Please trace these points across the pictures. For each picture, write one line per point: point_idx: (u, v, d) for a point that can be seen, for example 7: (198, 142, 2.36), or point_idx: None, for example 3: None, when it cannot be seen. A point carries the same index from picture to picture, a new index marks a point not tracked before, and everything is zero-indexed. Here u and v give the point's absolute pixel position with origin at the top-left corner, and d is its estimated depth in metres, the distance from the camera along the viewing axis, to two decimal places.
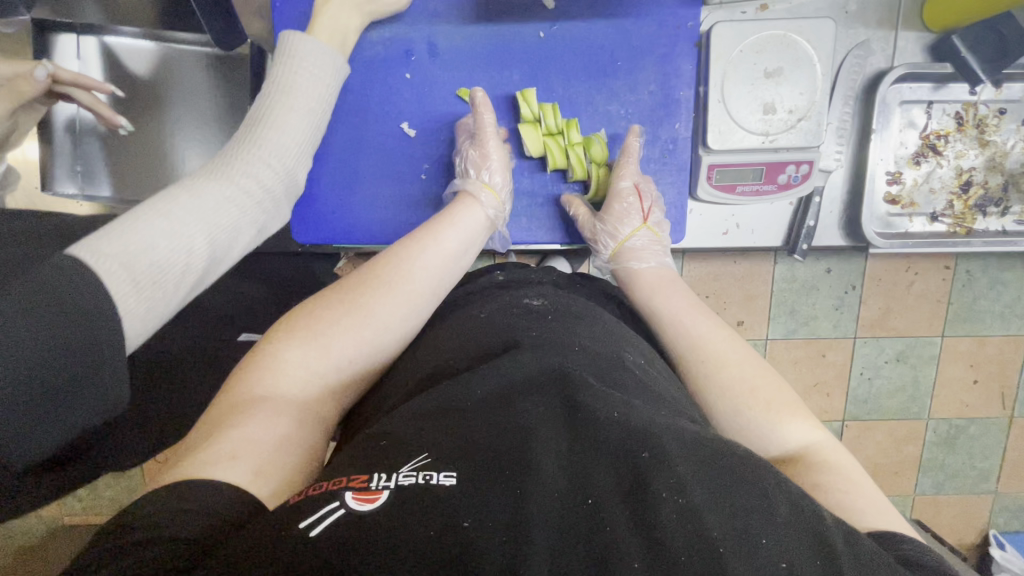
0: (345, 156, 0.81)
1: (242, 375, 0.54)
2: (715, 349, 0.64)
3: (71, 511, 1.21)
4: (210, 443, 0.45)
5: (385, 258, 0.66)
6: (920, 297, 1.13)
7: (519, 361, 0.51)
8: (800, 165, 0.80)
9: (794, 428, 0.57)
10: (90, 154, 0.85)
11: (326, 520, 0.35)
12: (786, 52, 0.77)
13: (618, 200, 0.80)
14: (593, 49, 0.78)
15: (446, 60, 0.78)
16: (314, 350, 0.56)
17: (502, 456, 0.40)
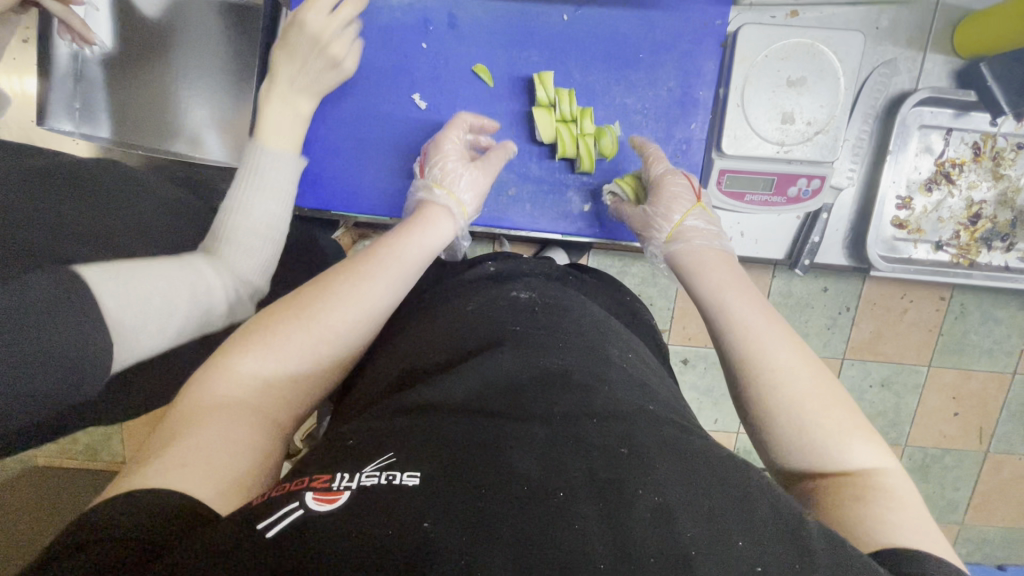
0: (352, 122, 0.79)
1: (194, 380, 0.48)
2: (784, 356, 0.50)
3: (46, 453, 1.21)
4: (168, 447, 0.42)
5: (362, 260, 0.61)
6: (911, 325, 1.13)
7: (500, 362, 0.51)
8: (812, 179, 0.79)
9: (865, 449, 0.46)
10: (91, 92, 0.82)
11: (284, 521, 0.34)
12: (811, 61, 0.75)
13: (665, 184, 0.73)
14: (616, 38, 0.77)
15: (465, 32, 0.76)
16: (267, 360, 0.51)
17: (472, 451, 0.39)
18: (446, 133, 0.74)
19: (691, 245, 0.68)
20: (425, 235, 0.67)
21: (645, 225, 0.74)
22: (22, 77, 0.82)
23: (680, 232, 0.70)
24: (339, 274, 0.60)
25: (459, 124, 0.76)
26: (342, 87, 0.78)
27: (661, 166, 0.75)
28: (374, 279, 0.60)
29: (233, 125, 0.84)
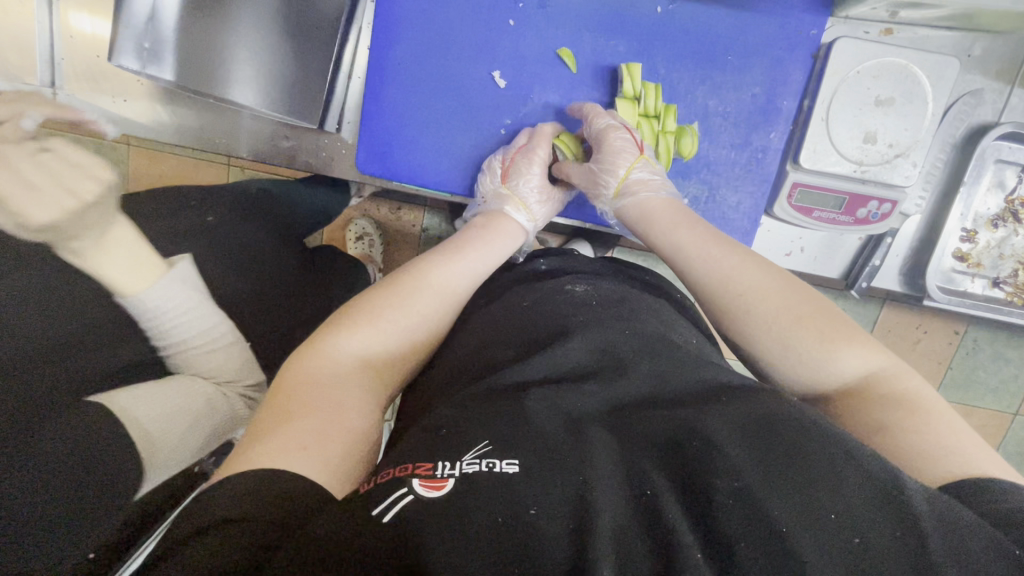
0: (426, 93, 0.77)
1: (296, 363, 0.53)
2: (747, 282, 0.58)
3: None
4: (278, 427, 0.45)
5: (439, 263, 0.67)
6: (921, 356, 1.12)
7: (571, 353, 0.52)
8: (883, 203, 0.78)
9: (855, 356, 0.51)
10: (159, 31, 0.76)
11: (395, 507, 0.36)
12: (903, 83, 0.74)
13: (608, 138, 0.73)
14: (707, 36, 0.75)
15: (554, 14, 0.74)
16: (366, 335, 0.57)
17: (557, 441, 0.40)
18: (528, 140, 0.77)
19: (646, 198, 0.71)
20: (498, 243, 0.73)
21: (592, 180, 0.76)
22: (92, 16, 0.81)
23: (628, 186, 0.73)
24: (422, 269, 0.65)
25: (544, 137, 0.76)
26: (420, 56, 0.75)
27: (602, 120, 0.74)
28: (453, 277, 0.67)
29: (306, 79, 0.80)
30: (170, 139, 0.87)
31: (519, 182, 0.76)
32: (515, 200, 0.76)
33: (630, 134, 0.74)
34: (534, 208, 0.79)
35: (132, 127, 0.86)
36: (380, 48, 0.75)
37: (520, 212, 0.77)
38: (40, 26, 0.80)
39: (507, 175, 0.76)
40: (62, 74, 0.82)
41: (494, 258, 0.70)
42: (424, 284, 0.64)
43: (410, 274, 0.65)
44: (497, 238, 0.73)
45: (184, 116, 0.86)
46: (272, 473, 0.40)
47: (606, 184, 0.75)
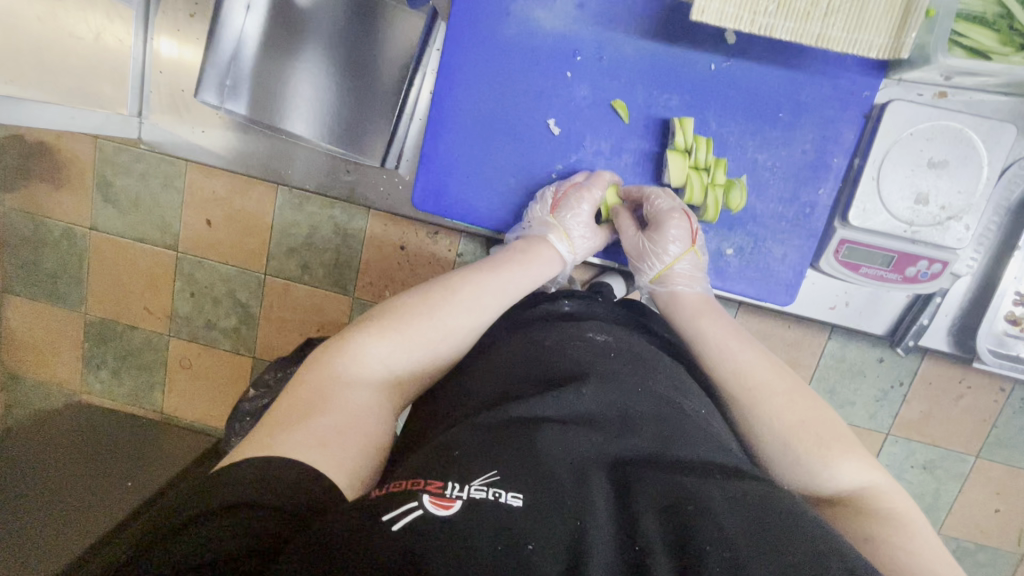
0: (481, 137, 0.80)
1: (326, 358, 0.59)
2: (759, 377, 0.63)
3: (91, 391, 1.28)
4: (304, 427, 0.49)
5: (469, 280, 0.69)
6: (965, 412, 1.08)
7: (584, 397, 0.52)
8: (933, 263, 0.78)
9: (851, 467, 0.56)
10: (242, 69, 0.83)
11: (408, 517, 0.38)
12: (956, 146, 0.74)
13: (666, 220, 0.76)
14: (759, 93, 0.77)
15: (610, 68, 0.77)
16: (396, 344, 0.62)
17: (564, 485, 0.42)
18: (592, 188, 0.78)
19: (682, 291, 0.76)
20: (533, 267, 0.75)
21: (639, 256, 0.79)
22: (180, 47, 0.87)
23: (668, 274, 0.77)
24: (452, 283, 0.68)
25: (601, 182, 0.79)
26: (480, 104, 0.79)
27: (664, 202, 0.77)
28: (486, 299, 0.69)
29: (369, 121, 0.85)
30: (234, 165, 0.92)
31: (568, 216, 0.77)
32: (561, 231, 0.78)
33: (689, 223, 0.76)
34: (576, 242, 0.80)
35: (203, 154, 0.92)
36: (443, 93, 0.80)
37: (562, 243, 0.78)
38: (134, 57, 0.86)
39: (556, 207, 0.77)
40: (149, 104, 0.90)
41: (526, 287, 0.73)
42: (457, 297, 0.67)
43: (445, 287, 0.68)
44: (529, 261, 0.75)
45: (251, 145, 0.91)
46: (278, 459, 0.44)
47: (650, 265, 0.78)
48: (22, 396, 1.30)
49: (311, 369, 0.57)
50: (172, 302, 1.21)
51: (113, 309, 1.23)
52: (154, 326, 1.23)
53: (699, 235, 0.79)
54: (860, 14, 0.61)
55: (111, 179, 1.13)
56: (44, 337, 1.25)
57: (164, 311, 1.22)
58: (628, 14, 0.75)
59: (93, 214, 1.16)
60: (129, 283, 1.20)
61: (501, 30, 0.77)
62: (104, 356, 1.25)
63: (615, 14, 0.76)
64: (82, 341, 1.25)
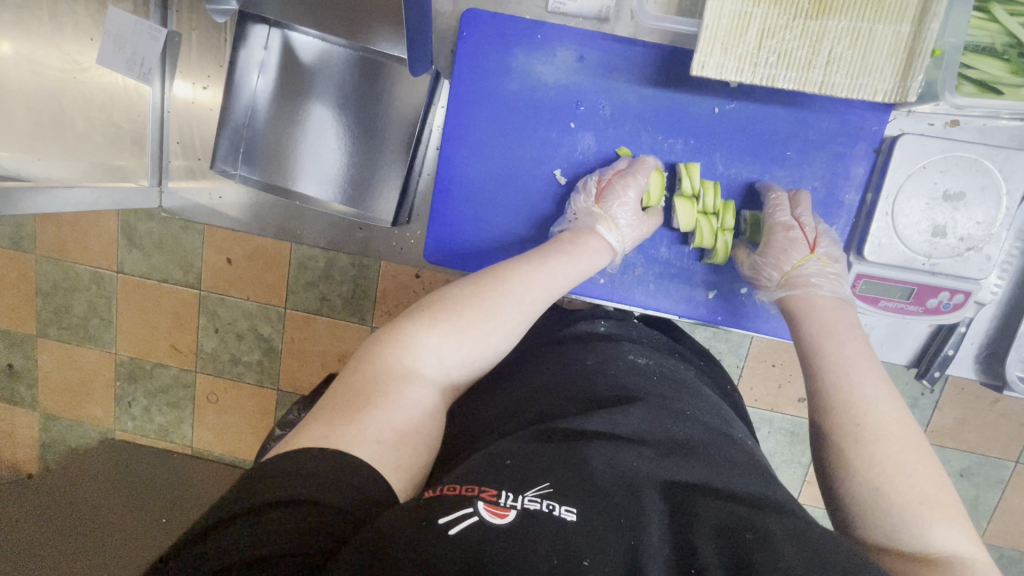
0: (491, 188, 0.81)
1: (381, 347, 0.57)
2: (873, 415, 0.59)
3: (124, 427, 1.31)
4: (359, 418, 0.48)
5: (521, 266, 0.68)
6: (1003, 417, 1.05)
7: (630, 415, 0.54)
8: (955, 294, 0.76)
9: (943, 533, 0.51)
10: (255, 140, 0.89)
11: (463, 523, 0.39)
12: (973, 177, 0.72)
13: (776, 236, 0.75)
14: (765, 134, 0.76)
15: (614, 117, 0.78)
16: (452, 337, 0.60)
17: (615, 498, 0.42)
18: (637, 175, 0.75)
19: (817, 293, 0.71)
20: (581, 256, 0.72)
21: (754, 273, 0.78)
22: (194, 86, 0.87)
23: (791, 280, 0.73)
24: (502, 271, 0.66)
25: (645, 169, 0.76)
26: (489, 152, 0.80)
27: (780, 213, 0.75)
28: (537, 288, 0.67)
29: (381, 173, 0.86)
30: (253, 228, 0.95)
31: (614, 204, 0.74)
32: (610, 219, 0.75)
33: (802, 232, 0.74)
34: (624, 228, 0.76)
35: (220, 219, 0.95)
36: (450, 149, 0.81)
37: (610, 232, 0.75)
38: (152, 125, 0.88)
39: (601, 197, 0.75)
40: (169, 174, 0.92)
41: (575, 275, 0.71)
42: (507, 283, 0.65)
43: (495, 277, 0.66)
44: (586, 255, 0.73)
45: (267, 210, 0.93)
46: (337, 455, 0.43)
47: (772, 278, 0.76)
48: (59, 435, 1.35)
49: (366, 360, 0.56)
50: (197, 338, 1.23)
51: (141, 347, 1.26)
52: (181, 362, 1.26)
53: (822, 238, 0.75)
54: (863, 59, 0.61)
55: (135, 224, 1.17)
56: (77, 376, 1.30)
57: (190, 347, 1.24)
58: (628, 63, 0.76)
59: (120, 258, 1.20)
60: (155, 322, 1.24)
61: (503, 86, 0.78)
62: (134, 394, 1.29)
63: (615, 63, 0.76)
64: (113, 379, 1.29)
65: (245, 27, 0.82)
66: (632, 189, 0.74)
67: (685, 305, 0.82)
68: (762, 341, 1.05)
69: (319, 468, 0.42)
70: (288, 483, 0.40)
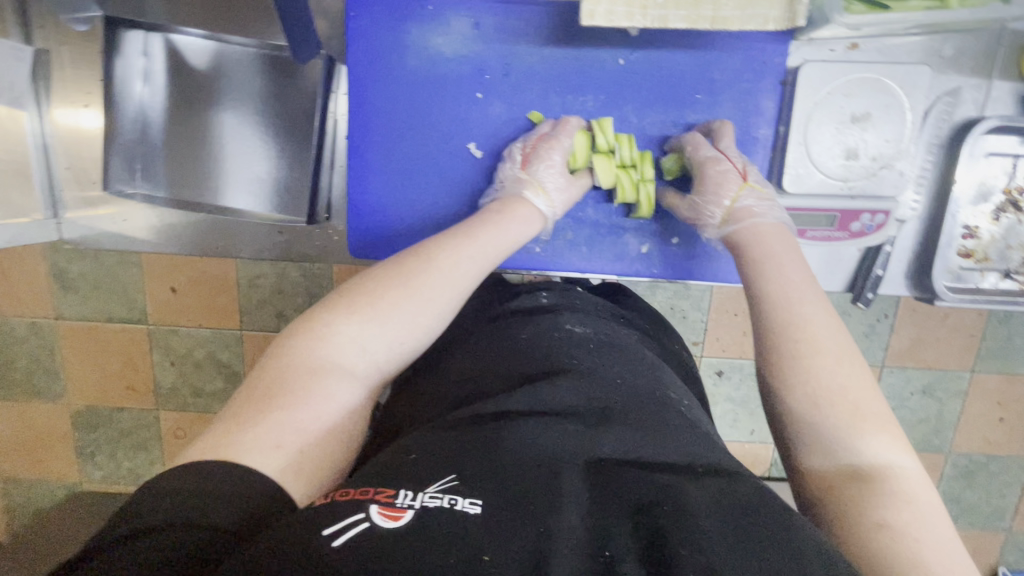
0: (406, 172, 0.78)
1: (298, 339, 0.54)
2: (812, 334, 0.59)
3: (89, 479, 1.22)
4: (259, 421, 0.46)
5: (444, 242, 0.64)
6: (953, 330, 1.09)
7: (558, 390, 0.54)
8: (876, 214, 0.78)
9: (876, 441, 0.52)
10: (152, 153, 0.83)
11: (352, 530, 0.37)
12: (877, 97, 0.73)
13: (708, 170, 0.72)
14: (673, 80, 0.75)
15: (520, 81, 0.76)
16: (373, 326, 0.56)
17: (530, 485, 0.42)
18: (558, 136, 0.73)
19: (756, 222, 0.69)
20: (507, 225, 0.69)
21: (696, 216, 0.75)
22: (78, 112, 0.82)
23: (735, 214, 0.71)
24: (428, 250, 0.63)
25: (569, 129, 0.74)
26: (397, 134, 0.77)
27: (704, 150, 0.73)
28: (463, 263, 0.63)
29: (291, 175, 0.83)
30: (165, 247, 0.90)
31: (539, 167, 0.72)
32: (536, 183, 0.72)
33: (731, 163, 0.73)
34: (554, 195, 0.73)
35: (127, 243, 0.89)
36: (357, 137, 0.77)
37: (538, 197, 0.72)
38: (36, 152, 0.83)
39: (526, 161, 0.73)
40: (63, 202, 0.86)
41: (504, 246, 0.68)
42: (427, 264, 0.62)
43: (415, 256, 0.62)
44: (508, 219, 0.70)
45: (178, 227, 0.88)
46: (231, 468, 0.42)
47: (711, 214, 0.73)
48: (14, 502, 1.25)
49: (273, 354, 0.53)
50: (153, 373, 1.15)
51: (94, 395, 1.16)
52: (139, 402, 1.17)
53: (750, 171, 0.74)
54: None
55: (65, 265, 1.07)
56: (30, 432, 1.19)
57: (147, 386, 1.16)
58: (526, 25, 0.73)
59: (54, 303, 1.10)
60: (105, 365, 1.14)
61: (402, 65, 0.75)
62: (95, 442, 1.19)
63: (513, 27, 0.74)
64: (70, 430, 1.19)
65: (120, 34, 0.77)
66: (555, 152, 0.72)
67: (620, 264, 0.82)
68: (722, 292, 1.06)
69: (205, 487, 0.40)
70: (167, 507, 0.38)
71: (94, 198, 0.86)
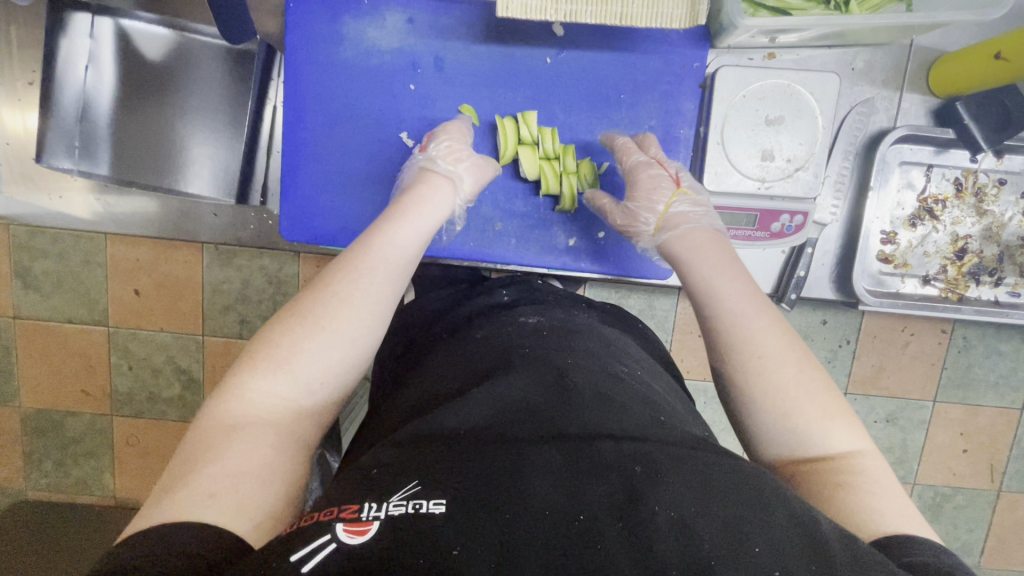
0: (342, 159, 0.80)
1: (206, 408, 0.48)
2: (768, 346, 0.55)
3: (34, 487, 1.14)
4: (186, 479, 0.42)
5: (351, 258, 0.59)
6: (915, 358, 1.09)
7: (512, 377, 0.51)
8: (794, 215, 0.80)
9: (840, 433, 0.51)
10: (93, 133, 0.84)
11: (316, 557, 0.33)
12: (789, 101, 0.77)
13: (641, 175, 0.74)
14: (597, 80, 0.79)
15: (451, 76, 0.79)
16: (281, 376, 0.50)
17: (492, 467, 0.38)
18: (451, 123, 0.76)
19: (689, 226, 0.69)
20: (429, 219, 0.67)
21: (631, 225, 0.75)
22: (23, 111, 0.84)
23: (668, 219, 0.71)
24: (328, 280, 0.56)
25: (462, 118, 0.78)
26: (332, 121, 0.79)
27: (634, 156, 0.75)
28: (367, 279, 0.57)
29: (231, 158, 0.84)
30: (106, 227, 0.92)
31: (438, 145, 0.74)
32: (456, 177, 0.73)
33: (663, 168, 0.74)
34: (460, 167, 0.74)
35: (66, 220, 0.91)
36: (293, 122, 0.80)
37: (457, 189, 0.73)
38: None
39: (426, 147, 0.76)
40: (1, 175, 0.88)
41: (423, 228, 0.66)
42: (338, 294, 0.55)
43: (323, 285, 0.56)
44: (421, 203, 0.68)
45: (118, 207, 0.90)
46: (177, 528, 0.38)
47: (646, 221, 0.74)
48: None
49: (188, 430, 0.48)
50: (109, 377, 1.08)
51: (44, 398, 1.09)
52: (92, 407, 1.09)
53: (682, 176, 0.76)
54: None
55: (28, 263, 1.01)
56: None
57: (101, 390, 1.08)
58: (458, 22, 0.77)
59: (14, 301, 1.04)
60: (56, 367, 1.08)
61: (339, 54, 0.78)
62: (43, 449, 1.12)
63: (447, 24, 0.77)
64: (17, 435, 1.11)
65: (67, 14, 0.80)
66: (450, 128, 0.76)
67: (545, 256, 0.83)
68: (685, 311, 1.06)
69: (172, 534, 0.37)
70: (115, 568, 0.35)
71: (30, 177, 0.88)
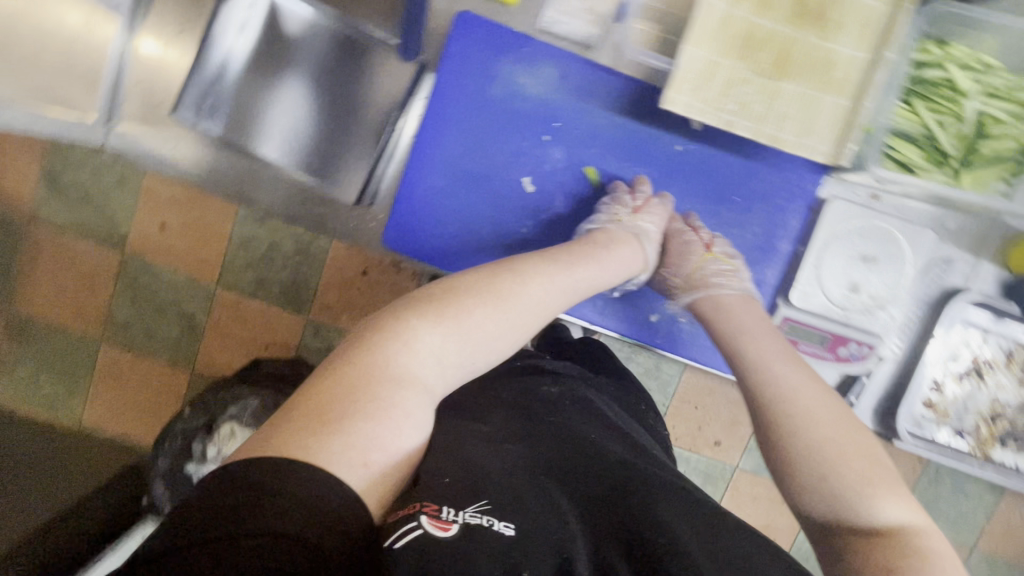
0: (458, 186, 0.83)
1: (375, 347, 0.51)
2: (807, 401, 0.61)
3: None
4: (340, 433, 0.44)
5: (535, 266, 0.65)
6: None
7: (556, 429, 0.57)
8: (862, 346, 0.84)
9: (890, 506, 0.53)
10: (224, 94, 0.86)
11: (408, 537, 0.40)
12: (886, 245, 0.82)
13: (675, 243, 0.81)
14: (721, 179, 0.83)
15: (585, 137, 0.82)
16: (454, 337, 0.55)
17: (542, 510, 0.45)
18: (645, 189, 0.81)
19: (720, 293, 0.76)
20: (610, 265, 0.73)
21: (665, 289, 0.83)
22: (163, 44, 0.87)
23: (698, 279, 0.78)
24: (518, 266, 0.63)
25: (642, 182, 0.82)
26: (461, 148, 0.82)
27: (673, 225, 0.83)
28: (542, 273, 0.64)
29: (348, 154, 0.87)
30: (203, 182, 0.93)
31: (653, 218, 0.79)
32: (646, 236, 0.78)
33: (696, 235, 0.80)
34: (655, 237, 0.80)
35: (168, 166, 0.92)
36: (424, 140, 0.82)
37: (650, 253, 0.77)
38: (111, 58, 0.87)
39: (637, 210, 0.79)
40: (120, 108, 0.90)
41: (603, 280, 0.72)
42: (516, 276, 0.62)
43: (502, 266, 0.63)
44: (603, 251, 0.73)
45: (220, 165, 0.92)
46: (312, 474, 0.40)
47: (677, 284, 0.81)
48: None
49: (349, 363, 0.50)
50: (102, 308, 0.99)
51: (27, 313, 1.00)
52: (71, 333, 1.00)
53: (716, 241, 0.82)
54: (810, 121, 0.69)
55: (59, 168, 0.94)
56: None
57: (90, 319, 0.99)
58: (607, 92, 0.81)
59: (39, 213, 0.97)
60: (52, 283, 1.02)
61: (486, 90, 0.81)
62: None
63: (594, 90, 0.81)
64: None
65: None
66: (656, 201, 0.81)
67: (627, 325, 0.88)
68: None
69: (248, 482, 0.38)
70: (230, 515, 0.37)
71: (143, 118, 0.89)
